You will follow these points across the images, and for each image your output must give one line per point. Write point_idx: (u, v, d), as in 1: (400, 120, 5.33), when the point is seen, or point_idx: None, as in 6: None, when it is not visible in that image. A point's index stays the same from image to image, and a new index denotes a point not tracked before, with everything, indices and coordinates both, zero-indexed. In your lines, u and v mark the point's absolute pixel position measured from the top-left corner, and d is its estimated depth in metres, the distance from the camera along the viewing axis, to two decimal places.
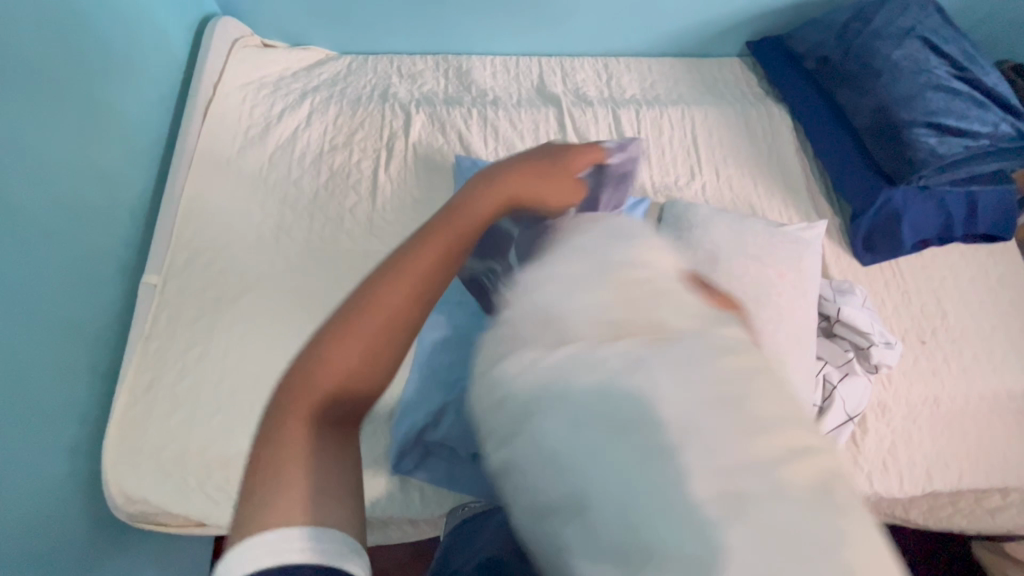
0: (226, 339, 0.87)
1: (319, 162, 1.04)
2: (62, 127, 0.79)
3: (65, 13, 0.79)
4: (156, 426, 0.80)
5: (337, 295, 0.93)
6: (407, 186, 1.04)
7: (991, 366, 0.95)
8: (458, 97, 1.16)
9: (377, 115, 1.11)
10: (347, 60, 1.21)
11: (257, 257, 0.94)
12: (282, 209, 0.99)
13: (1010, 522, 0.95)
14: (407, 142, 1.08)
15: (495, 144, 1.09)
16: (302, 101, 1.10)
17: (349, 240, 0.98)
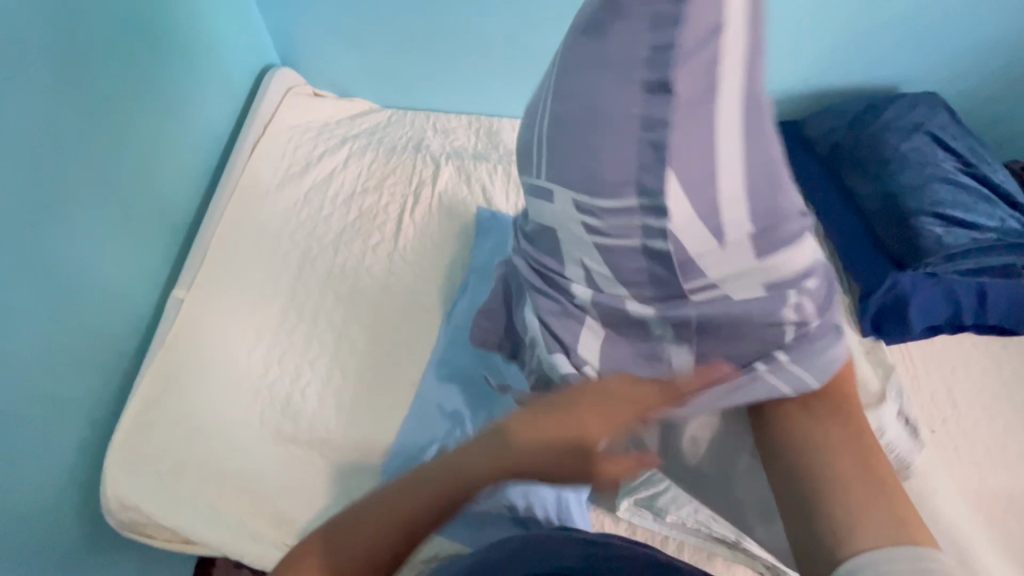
0: (242, 358, 0.91)
1: (350, 202, 1.12)
2: (123, 150, 0.88)
3: (146, 56, 0.91)
4: (160, 435, 0.83)
5: (351, 327, 0.97)
6: (430, 230, 1.10)
7: (1004, 463, 0.91)
8: (486, 154, 1.24)
9: (409, 164, 1.19)
10: (388, 113, 1.31)
11: (280, 283, 1.00)
12: (309, 240, 1.05)
13: None
14: (434, 191, 1.15)
15: (517, 199, 1.15)
16: (342, 145, 1.20)
17: (368, 275, 1.03)
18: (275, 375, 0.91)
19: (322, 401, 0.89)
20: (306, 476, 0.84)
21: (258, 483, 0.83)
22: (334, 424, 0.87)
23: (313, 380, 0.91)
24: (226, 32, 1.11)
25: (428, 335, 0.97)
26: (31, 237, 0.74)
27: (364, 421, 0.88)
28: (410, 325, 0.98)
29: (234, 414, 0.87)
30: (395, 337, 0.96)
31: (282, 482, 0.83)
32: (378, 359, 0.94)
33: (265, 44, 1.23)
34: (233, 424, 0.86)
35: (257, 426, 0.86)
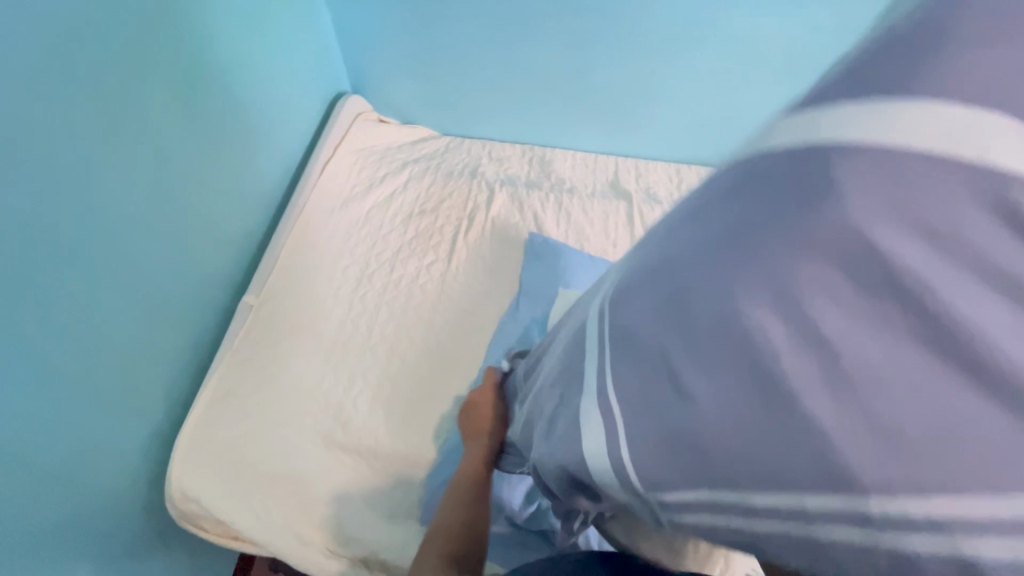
0: (303, 364, 0.96)
1: (408, 222, 1.17)
2: (212, 165, 0.97)
3: (240, 85, 1.01)
4: (223, 431, 0.88)
5: (404, 342, 1.01)
6: (482, 252, 1.14)
7: None
8: (538, 182, 1.29)
9: (465, 189, 1.25)
10: (446, 140, 1.38)
11: (339, 296, 1.05)
12: (369, 257, 1.11)
13: None
14: (487, 215, 1.19)
15: (567, 227, 1.19)
16: (403, 169, 1.27)
17: (421, 291, 1.07)
18: (330, 382, 0.95)
19: (379, 409, 0.93)
20: (353, 485, 0.87)
21: (309, 485, 0.86)
22: (384, 434, 0.91)
23: (367, 391, 0.95)
24: (306, 60, 1.20)
25: (477, 352, 1.00)
26: (130, 239, 0.81)
27: (411, 436, 0.91)
28: (461, 343, 1.01)
29: (292, 416, 0.91)
30: (445, 353, 1.00)
31: (332, 487, 0.87)
32: (429, 375, 0.97)
33: (339, 74, 1.33)
34: (291, 425, 0.90)
35: (312, 430, 0.90)
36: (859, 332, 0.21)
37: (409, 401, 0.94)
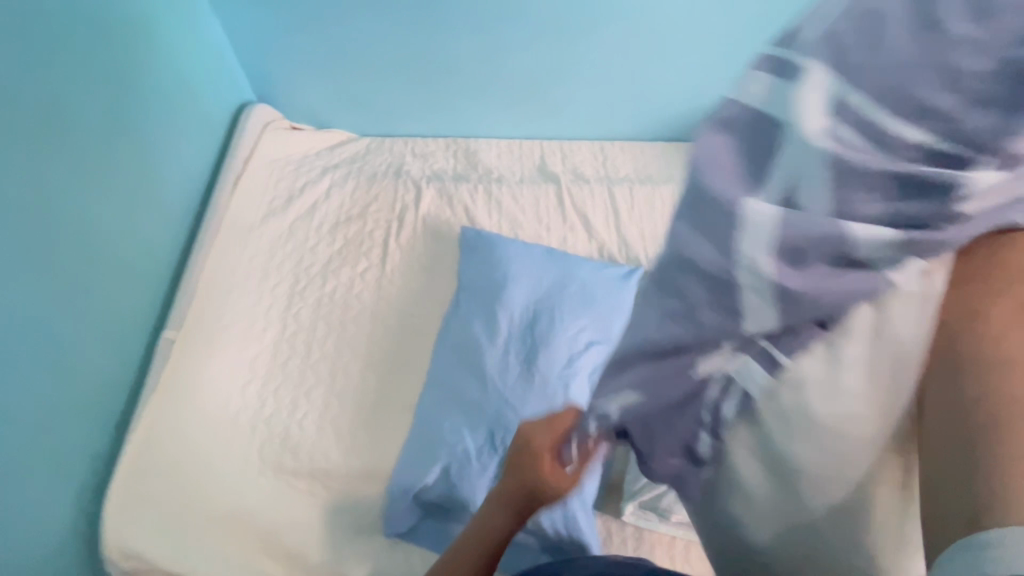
0: (243, 393, 0.92)
1: (335, 231, 1.13)
2: (106, 196, 0.88)
3: (127, 105, 0.93)
4: (157, 477, 0.82)
5: (346, 355, 0.98)
6: (415, 252, 1.11)
7: None
8: (466, 175, 1.27)
9: (391, 190, 1.21)
10: (365, 142, 1.33)
11: (271, 318, 1.00)
12: (298, 272, 1.06)
13: None
14: (418, 214, 1.17)
15: (499, 217, 1.18)
16: (324, 176, 1.21)
17: (358, 300, 1.04)
18: (273, 408, 0.91)
19: (328, 429, 0.90)
20: (310, 510, 0.85)
21: (264, 518, 0.83)
22: (337, 453, 0.88)
23: (313, 412, 0.91)
24: (201, 71, 1.12)
25: (424, 356, 0.99)
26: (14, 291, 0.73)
27: (366, 451, 0.89)
28: (407, 348, 1.00)
29: (237, 449, 0.87)
30: (390, 361, 0.98)
31: (290, 516, 0.84)
32: (376, 385, 0.95)
33: (240, 82, 1.25)
34: (237, 459, 0.86)
35: (261, 460, 0.87)
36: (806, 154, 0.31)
37: (357, 415, 0.92)
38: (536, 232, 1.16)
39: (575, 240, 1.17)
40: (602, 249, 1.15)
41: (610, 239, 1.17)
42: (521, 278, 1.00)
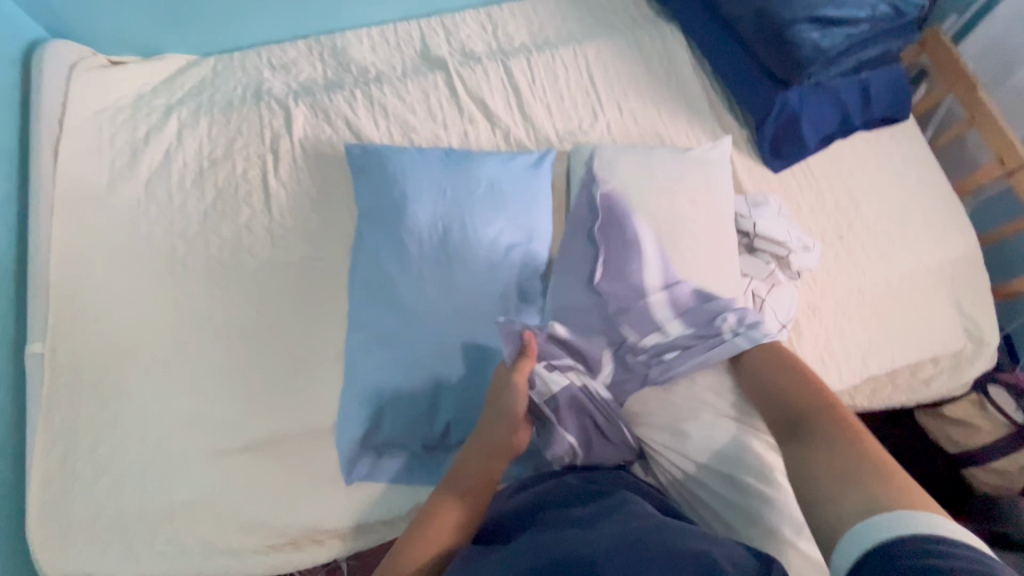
0: (145, 387, 0.83)
1: (202, 181, 0.96)
2: None
3: None
4: (79, 496, 0.78)
5: (254, 318, 0.89)
6: (302, 186, 0.97)
7: (903, 247, 1.01)
8: (339, 80, 1.08)
9: (254, 117, 1.02)
10: (209, 62, 1.09)
11: (152, 300, 0.88)
12: (171, 240, 0.91)
13: (945, 387, 1.01)
14: (293, 140, 1.00)
15: (387, 123, 1.02)
16: (168, 117, 1.00)
17: (251, 257, 0.92)
18: (185, 395, 0.84)
19: (256, 400, 0.85)
20: (258, 482, 0.82)
21: (215, 501, 0.80)
22: (273, 421, 0.84)
23: (234, 387, 0.85)
24: None
25: (339, 298, 0.91)
26: None
27: (303, 410, 0.85)
28: (319, 295, 0.91)
29: (159, 446, 0.81)
30: (305, 314, 0.90)
31: (240, 492, 0.81)
32: (297, 343, 0.89)
33: (16, 16, 0.98)
34: (162, 456, 0.80)
35: (188, 449, 0.81)
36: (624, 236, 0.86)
37: (283, 377, 0.87)
38: (433, 133, 1.02)
39: (477, 132, 1.04)
40: (509, 137, 1.03)
41: (516, 124, 1.05)
42: (421, 193, 0.90)
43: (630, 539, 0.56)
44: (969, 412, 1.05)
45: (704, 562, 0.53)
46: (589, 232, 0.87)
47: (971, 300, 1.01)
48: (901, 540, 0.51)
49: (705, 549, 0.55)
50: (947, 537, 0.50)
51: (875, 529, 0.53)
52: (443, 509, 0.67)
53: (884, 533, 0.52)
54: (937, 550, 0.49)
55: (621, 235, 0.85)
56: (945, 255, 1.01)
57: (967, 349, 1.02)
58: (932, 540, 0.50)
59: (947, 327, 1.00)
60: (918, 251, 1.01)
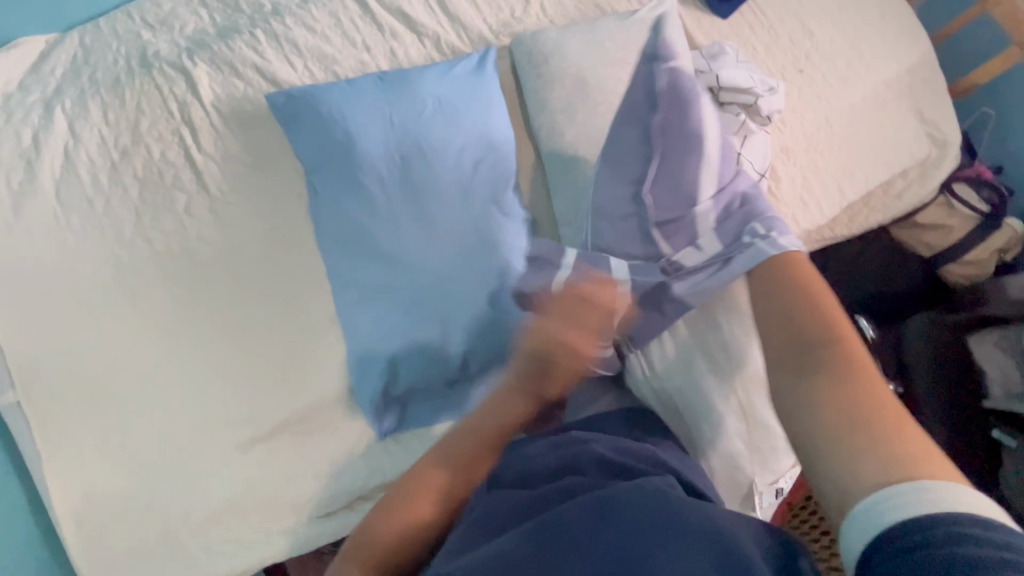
0: (140, 408, 0.79)
1: (119, 176, 0.85)
2: None
3: None
4: (118, 525, 0.77)
5: (230, 305, 0.83)
6: (233, 153, 0.87)
7: (862, 66, 0.99)
8: (233, 23, 0.94)
9: (152, 88, 0.88)
10: (75, 37, 0.93)
11: (111, 318, 0.80)
12: (108, 249, 0.82)
13: (916, 197, 1.05)
14: (205, 105, 0.88)
15: (303, 61, 0.91)
16: (52, 112, 0.86)
17: (204, 244, 0.84)
18: (184, 402, 0.80)
19: (265, 385, 0.82)
20: (292, 461, 0.82)
21: (256, 490, 0.80)
22: (288, 400, 0.82)
23: (234, 378, 0.81)
24: None
25: (314, 262, 0.86)
26: None
27: (314, 381, 0.84)
28: (291, 265, 0.86)
29: (177, 457, 0.78)
30: (283, 287, 0.85)
31: (278, 475, 0.81)
32: (284, 319, 0.84)
33: None
34: (184, 467, 0.78)
35: (209, 452, 0.79)
36: (668, 127, 0.80)
37: (280, 357, 0.83)
38: (357, 60, 0.92)
39: (405, 48, 0.94)
40: (440, 45, 0.94)
41: (444, 28, 0.95)
42: (367, 127, 0.82)
43: (616, 545, 0.45)
44: (935, 215, 1.10)
45: (720, 542, 0.46)
46: (646, 128, 0.82)
47: (929, 105, 1.02)
48: (910, 523, 0.43)
49: (727, 527, 0.48)
50: (949, 512, 0.42)
51: (877, 511, 0.45)
52: (456, 446, 0.65)
53: (889, 518, 0.44)
54: (961, 534, 0.40)
55: (679, 128, 0.80)
56: (898, 67, 1.01)
57: (932, 154, 1.04)
58: (954, 522, 0.41)
59: (912, 137, 1.01)
60: (875, 68, 1.00)
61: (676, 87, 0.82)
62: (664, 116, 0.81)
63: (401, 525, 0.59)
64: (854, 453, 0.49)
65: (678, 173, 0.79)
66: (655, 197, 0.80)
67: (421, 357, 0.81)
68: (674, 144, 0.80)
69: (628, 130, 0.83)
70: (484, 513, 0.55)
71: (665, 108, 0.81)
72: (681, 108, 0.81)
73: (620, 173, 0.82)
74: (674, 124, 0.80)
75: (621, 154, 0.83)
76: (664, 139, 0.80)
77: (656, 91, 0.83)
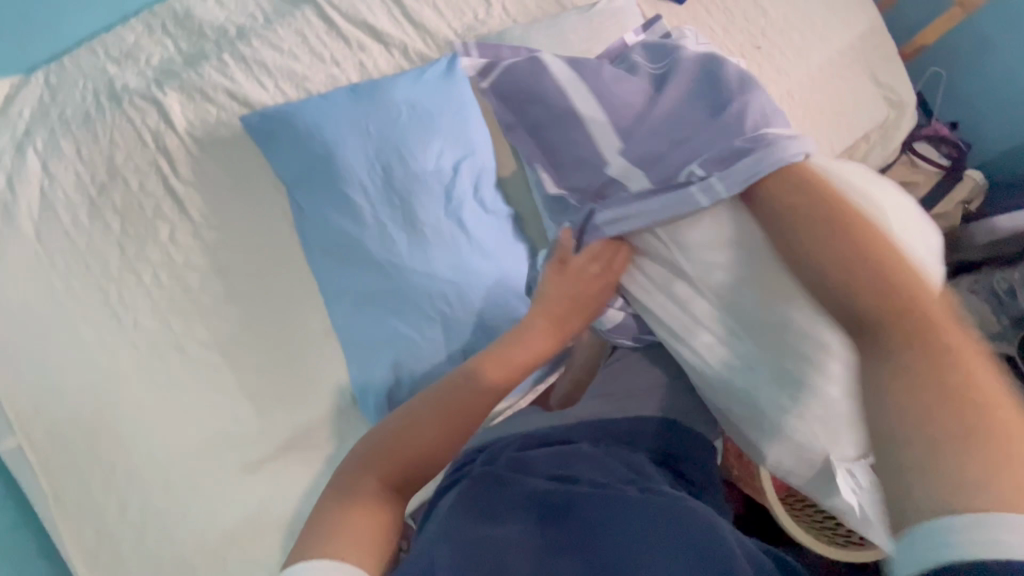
0: (144, 440, 0.78)
1: (99, 211, 0.84)
2: None
3: None
4: (134, 558, 0.77)
5: (224, 328, 0.83)
6: (213, 177, 0.87)
7: (816, 38, 1.03)
8: (199, 49, 0.94)
9: (123, 121, 0.88)
10: (40, 78, 0.92)
11: (107, 353, 0.80)
12: (96, 285, 0.82)
13: (880, 158, 1.09)
14: (179, 132, 0.88)
15: (274, 80, 0.92)
16: (25, 155, 0.86)
17: (192, 270, 0.84)
18: (188, 430, 0.79)
19: (268, 404, 0.82)
20: (303, 476, 0.82)
21: (270, 509, 0.80)
22: (293, 416, 0.83)
23: (236, 401, 0.81)
24: None
25: (305, 277, 0.86)
26: None
27: (317, 395, 0.84)
28: (281, 283, 0.86)
29: (186, 486, 0.78)
30: (276, 305, 0.85)
31: (290, 492, 0.81)
32: (280, 337, 0.84)
33: None
34: (194, 494, 0.78)
35: (218, 476, 0.79)
36: (547, 101, 0.75)
37: (280, 375, 0.83)
38: (328, 75, 0.93)
39: (374, 59, 0.96)
40: (409, 54, 0.96)
41: (411, 38, 0.97)
42: (344, 139, 0.83)
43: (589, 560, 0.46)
44: (900, 173, 1.15)
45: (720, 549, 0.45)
46: (523, 113, 0.77)
47: (882, 69, 1.07)
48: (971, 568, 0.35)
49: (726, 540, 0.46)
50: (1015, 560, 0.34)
51: (933, 543, 0.37)
52: (425, 417, 0.59)
53: (943, 554, 0.36)
54: None
55: (551, 108, 0.74)
56: (850, 36, 1.05)
57: (891, 115, 1.08)
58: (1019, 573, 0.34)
59: (870, 100, 1.05)
60: (827, 39, 1.04)
61: (517, 74, 0.78)
62: (534, 99, 0.76)
63: (367, 512, 0.52)
64: (894, 401, 0.43)
65: (574, 144, 0.72)
66: (569, 174, 0.74)
67: (422, 359, 0.82)
68: (559, 120, 0.74)
69: (525, 106, 0.77)
70: (445, 525, 0.51)
71: (532, 89, 0.76)
72: (542, 81, 0.76)
73: (533, 155, 0.77)
74: (542, 104, 0.75)
75: (524, 140, 0.78)
76: (543, 114, 0.75)
77: (522, 69, 0.78)
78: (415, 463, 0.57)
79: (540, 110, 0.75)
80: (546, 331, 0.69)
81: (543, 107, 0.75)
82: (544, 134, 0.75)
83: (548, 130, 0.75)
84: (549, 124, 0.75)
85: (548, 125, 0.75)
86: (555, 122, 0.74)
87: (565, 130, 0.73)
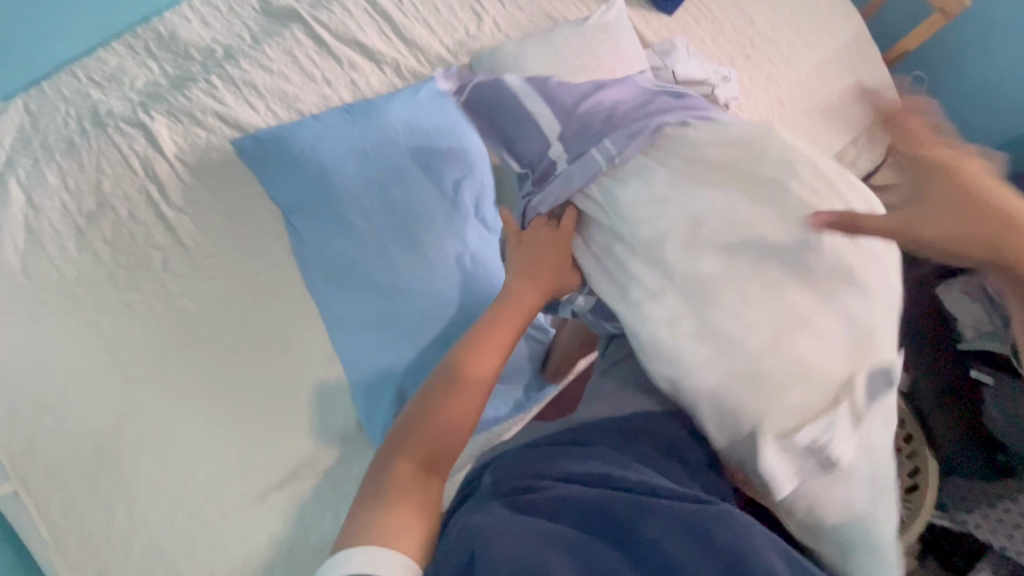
0: (144, 476, 0.76)
1: (88, 241, 0.82)
2: None
3: None
4: None
5: (223, 357, 0.81)
6: (205, 203, 0.85)
7: (803, 46, 1.05)
8: (186, 71, 0.92)
9: (109, 148, 0.85)
10: (18, 105, 0.89)
11: (102, 388, 0.77)
12: (87, 318, 0.79)
13: (868, 162, 1.11)
14: (168, 158, 0.86)
15: (265, 102, 0.90)
16: (8, 186, 0.83)
17: (188, 298, 0.82)
18: (189, 464, 0.77)
19: (271, 432, 0.80)
20: (311, 505, 0.80)
21: (277, 541, 0.78)
22: (298, 444, 0.81)
23: (238, 431, 0.79)
24: None
25: (304, 300, 0.85)
26: None
27: (322, 421, 0.83)
28: (280, 307, 0.84)
29: (189, 522, 0.76)
30: (275, 331, 0.83)
31: (298, 522, 0.79)
32: (281, 364, 0.82)
33: None
34: (198, 530, 0.76)
35: (222, 510, 0.77)
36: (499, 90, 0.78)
37: (282, 403, 0.81)
38: (319, 95, 0.92)
39: (366, 77, 0.94)
40: (402, 72, 0.96)
41: (403, 55, 0.96)
42: (341, 161, 0.83)
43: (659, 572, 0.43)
44: None
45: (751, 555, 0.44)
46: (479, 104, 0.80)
47: (868, 74, 1.09)
48: None
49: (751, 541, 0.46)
50: None
51: None
52: (423, 416, 0.55)
53: None
54: None
55: (506, 95, 0.77)
56: (835, 43, 1.07)
57: None
58: None
59: (857, 106, 1.07)
60: (814, 46, 1.05)
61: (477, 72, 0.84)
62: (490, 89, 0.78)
63: (405, 512, 0.49)
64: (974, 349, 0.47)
65: (518, 130, 0.74)
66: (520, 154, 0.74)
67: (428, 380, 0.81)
68: (510, 107, 0.76)
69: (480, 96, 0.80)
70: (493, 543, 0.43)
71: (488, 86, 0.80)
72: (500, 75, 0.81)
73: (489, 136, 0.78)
74: (501, 91, 0.77)
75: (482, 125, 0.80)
76: (495, 104, 0.78)
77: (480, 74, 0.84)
78: (436, 462, 0.54)
79: (493, 98, 0.78)
80: (532, 300, 0.64)
81: (495, 100, 0.78)
82: (498, 118, 0.77)
83: (498, 114, 0.77)
84: (499, 112, 0.77)
85: (499, 111, 0.77)
86: (510, 105, 0.76)
87: (519, 113, 0.75)
